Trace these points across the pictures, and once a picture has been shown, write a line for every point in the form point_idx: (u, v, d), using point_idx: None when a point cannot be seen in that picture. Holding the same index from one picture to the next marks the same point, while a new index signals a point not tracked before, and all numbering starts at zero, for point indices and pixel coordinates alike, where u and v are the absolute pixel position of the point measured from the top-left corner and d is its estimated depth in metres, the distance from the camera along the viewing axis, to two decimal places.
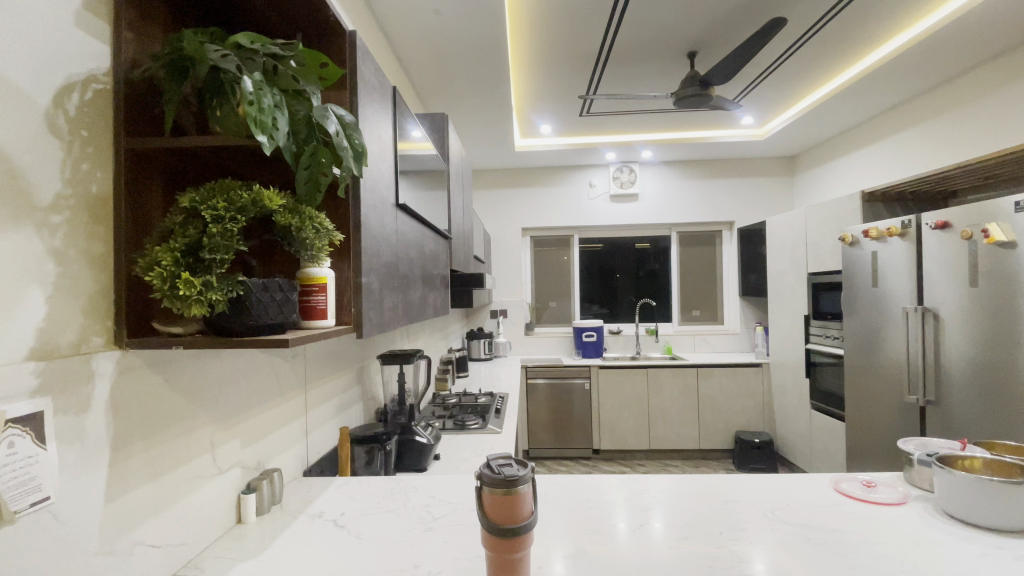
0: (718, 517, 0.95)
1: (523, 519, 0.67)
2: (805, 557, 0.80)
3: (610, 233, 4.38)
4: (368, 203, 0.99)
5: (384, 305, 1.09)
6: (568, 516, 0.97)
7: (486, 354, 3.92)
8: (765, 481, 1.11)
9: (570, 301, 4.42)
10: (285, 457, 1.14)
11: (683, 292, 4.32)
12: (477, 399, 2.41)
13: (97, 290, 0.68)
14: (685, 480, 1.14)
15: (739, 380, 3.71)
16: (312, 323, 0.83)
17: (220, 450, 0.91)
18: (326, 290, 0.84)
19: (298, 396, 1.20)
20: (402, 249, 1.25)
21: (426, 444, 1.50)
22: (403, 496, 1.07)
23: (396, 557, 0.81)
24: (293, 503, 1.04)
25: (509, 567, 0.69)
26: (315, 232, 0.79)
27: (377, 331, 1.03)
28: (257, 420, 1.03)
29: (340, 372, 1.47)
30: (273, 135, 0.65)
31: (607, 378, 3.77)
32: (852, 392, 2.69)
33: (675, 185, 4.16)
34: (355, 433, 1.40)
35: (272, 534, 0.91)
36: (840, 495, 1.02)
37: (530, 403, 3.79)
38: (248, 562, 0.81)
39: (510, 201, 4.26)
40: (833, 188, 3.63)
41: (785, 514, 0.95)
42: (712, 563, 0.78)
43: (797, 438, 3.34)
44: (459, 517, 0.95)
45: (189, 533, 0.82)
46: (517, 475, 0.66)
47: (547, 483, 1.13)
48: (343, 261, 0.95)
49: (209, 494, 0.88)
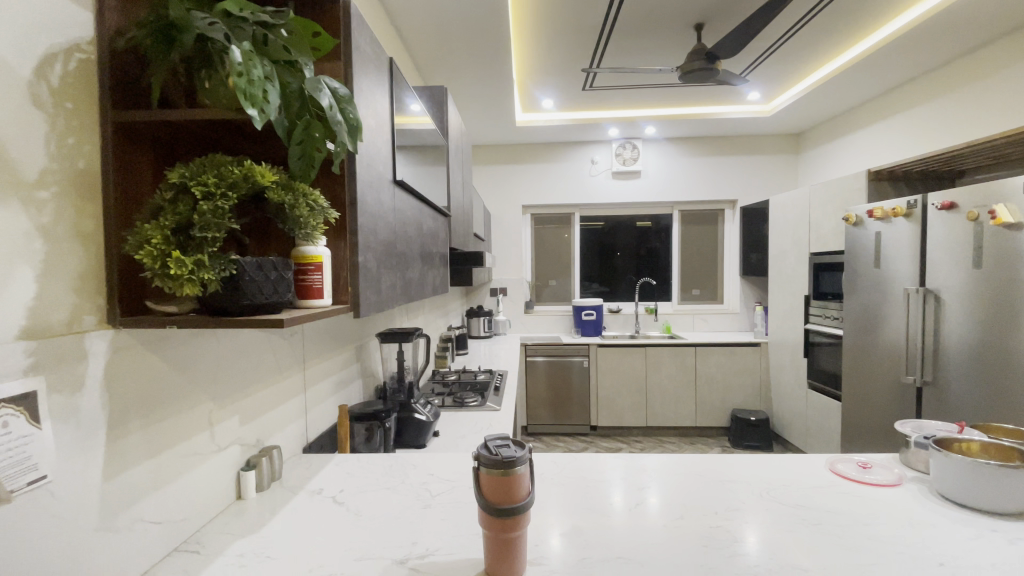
0: (714, 496, 0.95)
1: (519, 500, 0.67)
2: (800, 538, 0.80)
3: (611, 210, 4.34)
4: (365, 180, 0.97)
5: (382, 284, 1.08)
6: (566, 493, 0.98)
7: (485, 332, 3.95)
8: (761, 461, 1.12)
9: (570, 279, 4.41)
10: (285, 434, 1.14)
11: (683, 271, 4.30)
12: (476, 376, 2.43)
13: (87, 268, 0.66)
14: (680, 458, 1.15)
15: (737, 359, 3.72)
16: (307, 302, 0.83)
17: (218, 427, 0.91)
18: (322, 269, 0.83)
19: (296, 374, 1.20)
20: (400, 225, 1.24)
21: (425, 421, 1.50)
22: (402, 473, 1.07)
23: (395, 535, 0.81)
24: (293, 479, 1.05)
25: (508, 547, 0.69)
26: (310, 210, 0.77)
27: (375, 309, 1.03)
28: (255, 397, 1.02)
29: (339, 350, 1.47)
30: (264, 109, 0.63)
31: (606, 357, 3.78)
32: (851, 372, 2.70)
33: (678, 162, 4.09)
34: (353, 410, 1.40)
35: (272, 509, 0.92)
36: (835, 476, 1.03)
37: (529, 380, 3.82)
38: (247, 538, 0.82)
39: (511, 178, 4.20)
40: (838, 167, 3.58)
41: (780, 494, 0.95)
42: (708, 543, 0.79)
43: (793, 417, 3.38)
44: (457, 495, 0.95)
45: (190, 510, 0.83)
46: (515, 456, 0.66)
47: (545, 460, 1.15)
48: (338, 239, 0.93)
49: (209, 470, 0.88)
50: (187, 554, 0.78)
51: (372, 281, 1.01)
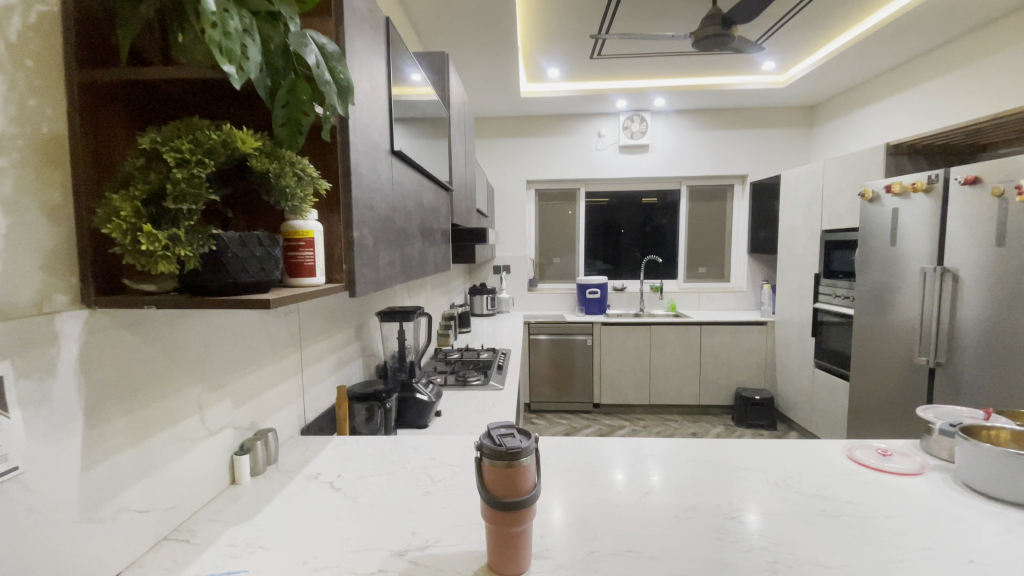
0: (727, 484, 0.91)
1: (524, 493, 0.63)
2: (820, 531, 0.75)
3: (617, 186, 4.23)
4: (360, 151, 0.91)
5: (380, 262, 1.02)
6: (572, 479, 0.94)
7: (488, 310, 3.91)
8: (774, 447, 1.08)
9: (575, 256, 4.34)
10: (281, 416, 1.10)
11: (689, 248, 4.23)
12: (478, 354, 2.39)
13: (57, 244, 0.61)
14: (688, 443, 1.11)
15: (743, 338, 3.68)
16: (298, 280, 0.78)
17: (209, 412, 0.87)
18: (314, 245, 0.79)
19: (292, 354, 1.16)
20: (399, 200, 1.18)
21: (427, 401, 1.49)
22: (402, 457, 1.04)
23: (393, 524, 0.78)
24: (289, 463, 1.01)
25: (512, 542, 0.65)
26: (297, 179, 0.71)
27: (373, 289, 0.98)
28: (248, 380, 0.98)
29: (338, 329, 1.42)
30: (243, 66, 0.57)
31: (610, 335, 3.74)
32: (860, 353, 2.65)
33: (686, 136, 3.97)
34: (352, 389, 1.36)
35: (267, 495, 0.89)
36: (853, 463, 0.99)
37: (532, 358, 3.79)
38: (240, 526, 0.78)
39: (515, 152, 4.09)
40: (853, 141, 3.46)
41: (796, 482, 0.90)
42: (722, 535, 0.74)
43: (798, 396, 3.35)
44: (459, 481, 0.92)
45: (180, 497, 0.79)
46: (520, 447, 0.62)
47: (549, 443, 1.11)
48: (331, 212, 0.87)
49: (200, 456, 0.84)
50: (176, 543, 0.74)
51: (369, 259, 0.96)
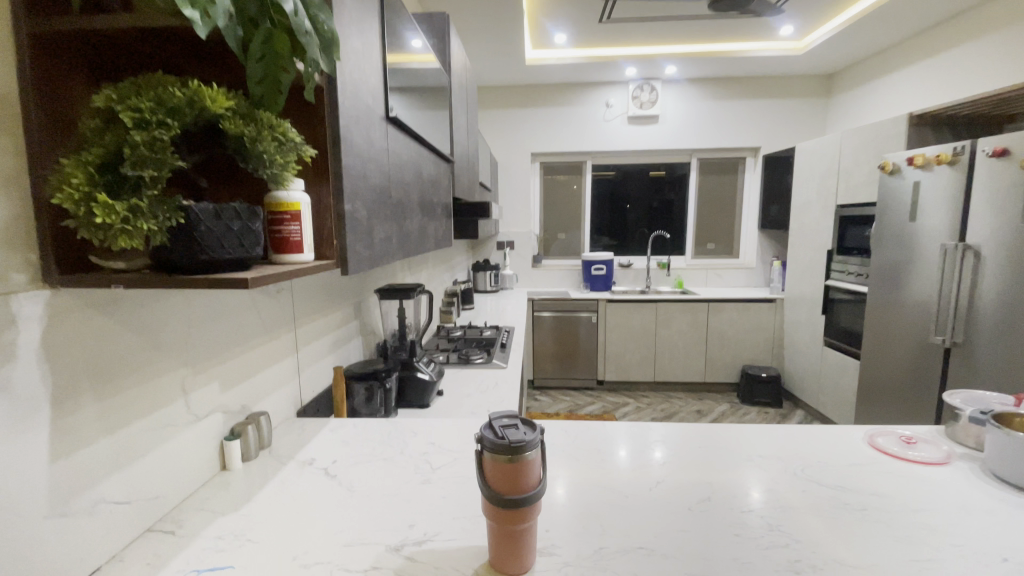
0: (742, 473, 0.86)
1: (528, 489, 0.58)
2: (846, 525, 0.70)
3: (624, 159, 4.10)
4: (350, 115, 0.83)
5: (375, 237, 0.96)
6: (578, 466, 0.89)
7: (492, 286, 3.85)
8: (790, 432, 1.02)
9: (580, 232, 4.25)
10: (274, 399, 1.06)
11: (698, 223, 4.13)
12: (481, 332, 2.34)
13: (11, 216, 0.54)
14: (699, 428, 1.06)
15: (751, 316, 3.61)
16: (285, 257, 0.73)
17: (195, 396, 0.82)
18: (301, 219, 0.73)
19: (286, 334, 1.11)
20: (396, 171, 1.10)
21: (429, 381, 1.45)
22: (401, 441, 0.99)
23: (389, 516, 0.74)
24: (283, 447, 0.97)
25: (514, 541, 0.60)
26: (277, 145, 0.64)
27: (367, 266, 0.92)
28: (236, 362, 0.92)
29: (335, 308, 1.37)
30: (208, 11, 0.49)
31: (615, 312, 3.68)
32: (872, 331, 2.58)
33: (698, 106, 3.82)
34: (350, 369, 1.31)
35: (258, 482, 0.84)
36: (874, 451, 0.93)
37: (536, 335, 3.75)
38: (228, 516, 0.74)
39: (520, 123, 3.95)
40: (872, 112, 3.32)
41: (817, 473, 0.85)
42: (740, 531, 0.69)
43: (806, 374, 3.31)
44: (459, 469, 0.87)
45: (163, 486, 0.74)
46: (524, 440, 0.57)
47: (553, 427, 1.06)
48: (319, 182, 0.80)
49: (186, 442, 0.80)
50: (161, 535, 0.70)
51: (363, 235, 0.89)
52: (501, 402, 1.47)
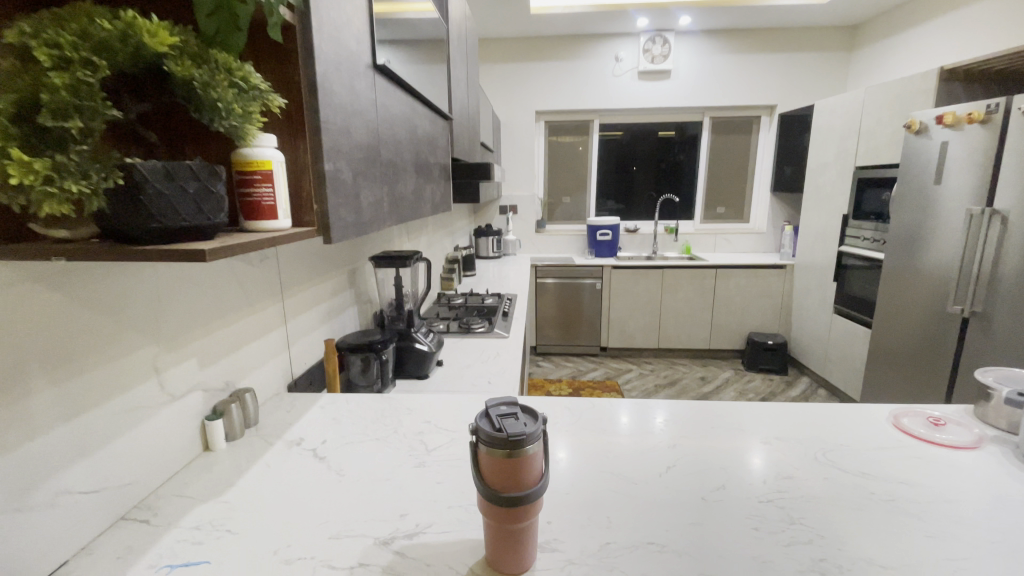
0: (758, 456, 0.80)
1: (529, 486, 0.53)
2: (874, 517, 0.64)
3: (633, 118, 3.92)
4: (328, 60, 0.73)
5: (362, 201, 0.87)
6: (583, 447, 0.83)
7: (495, 252, 3.77)
8: (808, 411, 0.96)
9: (586, 195, 4.12)
10: (261, 374, 1.00)
11: (708, 186, 3.99)
12: (483, 300, 2.28)
13: None
14: (711, 405, 1.00)
15: (760, 282, 3.53)
16: (257, 223, 0.66)
17: (169, 375, 0.76)
18: (273, 179, 0.66)
19: (273, 305, 1.04)
20: (386, 127, 1.00)
21: (428, 352, 1.39)
22: (395, 419, 0.94)
23: (380, 504, 0.68)
24: (270, 425, 0.92)
25: (514, 540, 0.55)
26: (237, 93, 0.55)
27: (354, 232, 0.84)
28: (215, 336, 0.86)
29: (327, 276, 1.30)
30: None
31: (620, 279, 3.60)
32: (885, 299, 2.50)
33: (712, 60, 3.61)
34: (344, 339, 1.26)
35: (242, 464, 0.79)
36: (899, 433, 0.87)
37: (539, 302, 3.68)
38: (207, 503, 0.69)
39: (524, 80, 3.76)
40: (898, 66, 3.12)
41: (839, 457, 0.79)
42: (759, 525, 0.63)
43: (813, 342, 3.26)
44: (456, 450, 0.82)
45: (137, 470, 0.69)
46: (525, 433, 0.51)
47: (556, 404, 1.00)
48: (294, 138, 0.72)
49: (162, 423, 0.74)
50: (135, 524, 0.65)
51: (348, 198, 0.81)
52: (502, 374, 1.42)
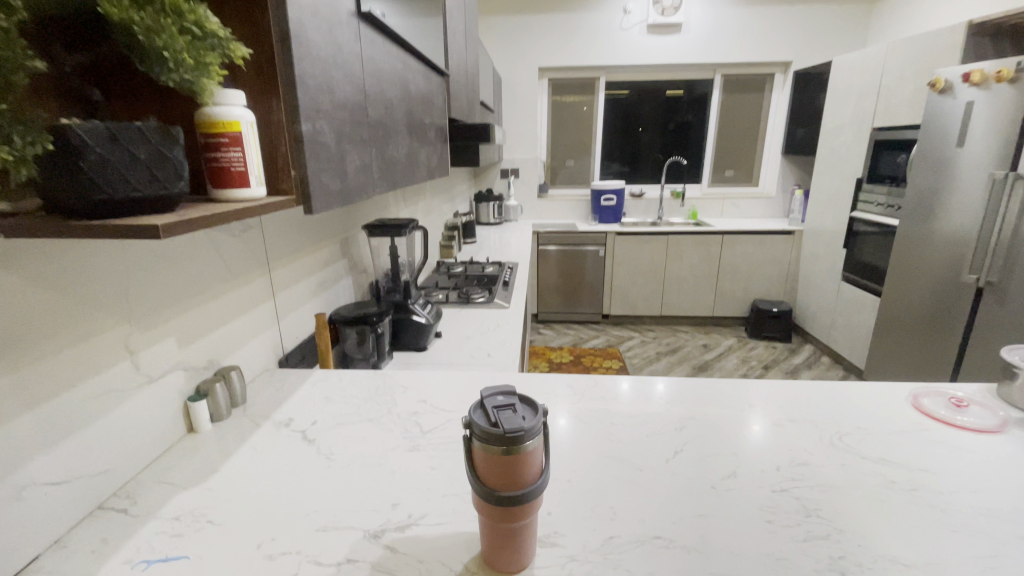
0: (770, 440, 0.76)
1: (527, 483, 0.48)
2: (896, 508, 0.60)
3: (640, 75, 3.74)
4: (303, 3, 0.64)
5: (347, 165, 0.80)
6: (586, 429, 0.79)
7: (495, 218, 3.68)
8: (822, 389, 0.92)
9: (590, 158, 3.98)
10: (248, 350, 0.95)
11: (717, 149, 3.84)
12: (484, 268, 2.22)
13: None
14: (720, 382, 0.95)
15: (767, 249, 3.45)
16: (226, 191, 0.60)
17: (145, 357, 0.71)
18: (242, 143, 0.59)
19: (260, 278, 0.98)
20: (373, 83, 0.92)
21: (425, 324, 1.34)
22: (388, 398, 0.90)
23: (370, 493, 0.65)
24: (259, 405, 0.88)
25: (511, 539, 0.51)
26: (189, 41, 0.48)
27: (339, 201, 0.78)
28: (196, 313, 0.81)
29: (318, 246, 1.23)
30: None
31: (623, 245, 3.52)
32: (895, 267, 2.44)
33: (726, 13, 3.41)
34: (337, 312, 1.21)
35: (227, 447, 0.76)
36: (918, 415, 0.82)
37: (541, 269, 3.61)
38: (188, 491, 0.65)
39: (526, 35, 3.57)
40: (924, 18, 2.93)
41: (856, 442, 0.74)
42: (772, 518, 0.59)
43: (819, 310, 3.21)
44: (452, 433, 0.78)
45: (113, 457, 0.66)
46: (523, 428, 0.46)
47: (557, 381, 0.95)
48: (267, 95, 0.65)
49: (139, 407, 0.70)
50: (112, 514, 0.62)
51: (331, 163, 0.74)
52: (502, 346, 1.38)
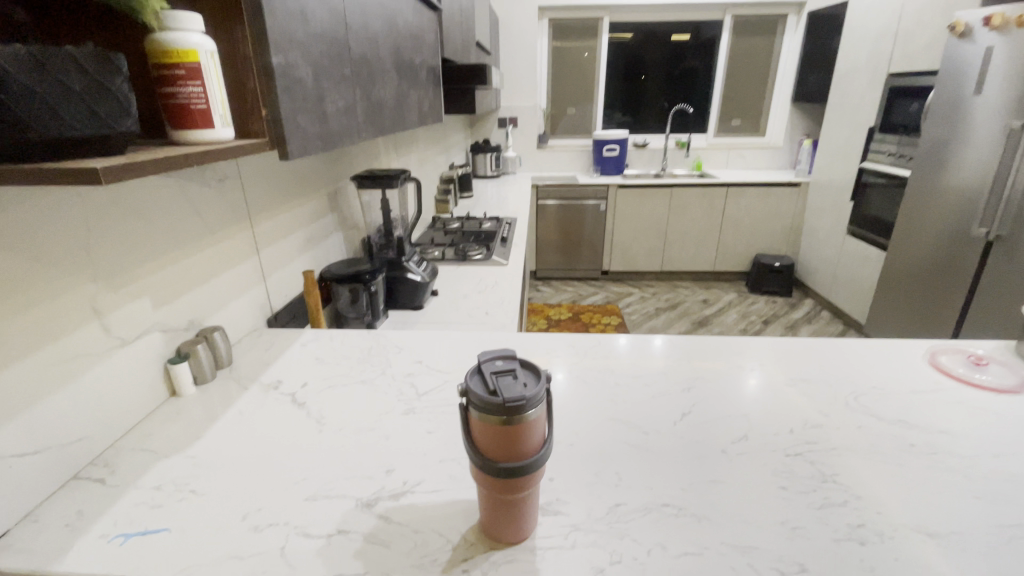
0: (782, 402, 0.72)
1: (528, 454, 0.44)
2: (916, 474, 0.57)
3: (646, 16, 3.51)
4: None
5: (327, 106, 0.72)
6: (589, 390, 0.75)
7: (493, 170, 3.55)
8: (834, 346, 0.88)
9: (592, 106, 3.80)
10: (232, 309, 0.90)
11: (724, 96, 3.67)
12: (481, 223, 2.14)
13: None
14: (728, 339, 0.91)
15: (771, 202, 3.36)
16: (188, 133, 0.53)
17: (117, 318, 0.66)
18: (201, 76, 0.52)
19: (242, 233, 0.92)
20: (355, 13, 0.82)
21: (421, 282, 1.29)
22: (382, 359, 0.86)
23: (362, 459, 0.61)
24: (245, 367, 0.84)
25: (510, 510, 0.48)
26: None
27: (319, 145, 0.71)
28: (171, 271, 0.75)
29: (304, 198, 1.16)
30: None
31: (624, 199, 3.42)
32: (903, 220, 2.37)
33: None
34: (328, 270, 1.15)
35: (212, 412, 0.72)
36: (935, 373, 0.79)
37: (540, 224, 3.53)
38: (170, 458, 0.62)
39: None
40: None
41: (873, 402, 0.71)
42: (786, 484, 0.56)
43: (822, 265, 3.16)
44: (448, 395, 0.74)
45: (88, 425, 0.62)
46: (524, 397, 0.42)
47: (558, 340, 0.91)
48: (230, 22, 0.57)
49: (114, 371, 0.66)
50: (89, 484, 0.59)
51: (308, 102, 0.66)
52: (501, 304, 1.33)
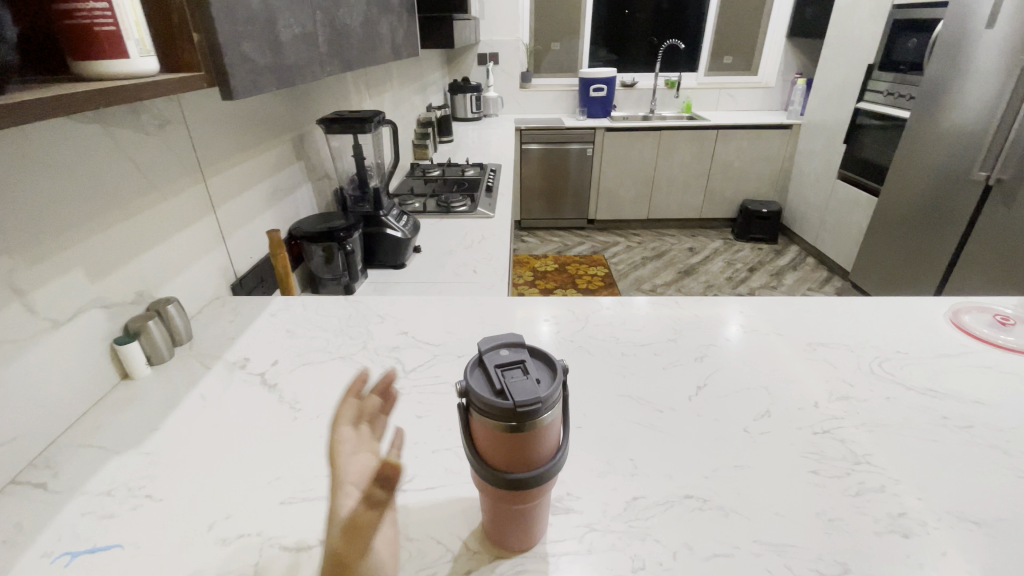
0: (803, 368, 0.67)
1: (539, 461, 0.37)
2: (952, 450, 0.53)
3: None
4: None
5: (280, 31, 0.59)
6: (595, 361, 0.69)
7: (473, 113, 3.33)
8: (850, 306, 0.82)
9: (578, 42, 3.55)
10: (187, 277, 0.80)
11: (717, 31, 3.45)
12: (463, 171, 2.00)
13: None
14: (738, 300, 0.84)
15: (762, 145, 3.25)
16: (97, 64, 0.41)
17: (41, 298, 0.55)
18: None
19: (192, 187, 0.80)
20: None
21: (403, 238, 1.19)
22: (362, 330, 0.77)
23: None
24: (208, 342, 0.75)
25: (518, 520, 0.41)
26: None
27: (272, 81, 0.58)
28: (107, 237, 0.64)
29: (265, 146, 1.02)
30: None
31: (612, 144, 3.27)
32: (897, 164, 2.30)
33: None
34: (298, 227, 1.03)
35: (172, 396, 0.64)
36: (958, 333, 0.74)
37: (523, 171, 3.37)
38: (122, 457, 0.54)
39: None
40: None
41: (899, 369, 0.66)
42: (817, 467, 0.51)
43: (809, 211, 3.12)
44: (438, 373, 0.66)
45: (19, 422, 0.53)
46: (536, 398, 0.34)
47: (556, 305, 0.83)
48: None
49: (45, 358, 0.56)
50: (26, 490, 0.51)
51: (253, 26, 0.53)
52: (489, 262, 1.24)
